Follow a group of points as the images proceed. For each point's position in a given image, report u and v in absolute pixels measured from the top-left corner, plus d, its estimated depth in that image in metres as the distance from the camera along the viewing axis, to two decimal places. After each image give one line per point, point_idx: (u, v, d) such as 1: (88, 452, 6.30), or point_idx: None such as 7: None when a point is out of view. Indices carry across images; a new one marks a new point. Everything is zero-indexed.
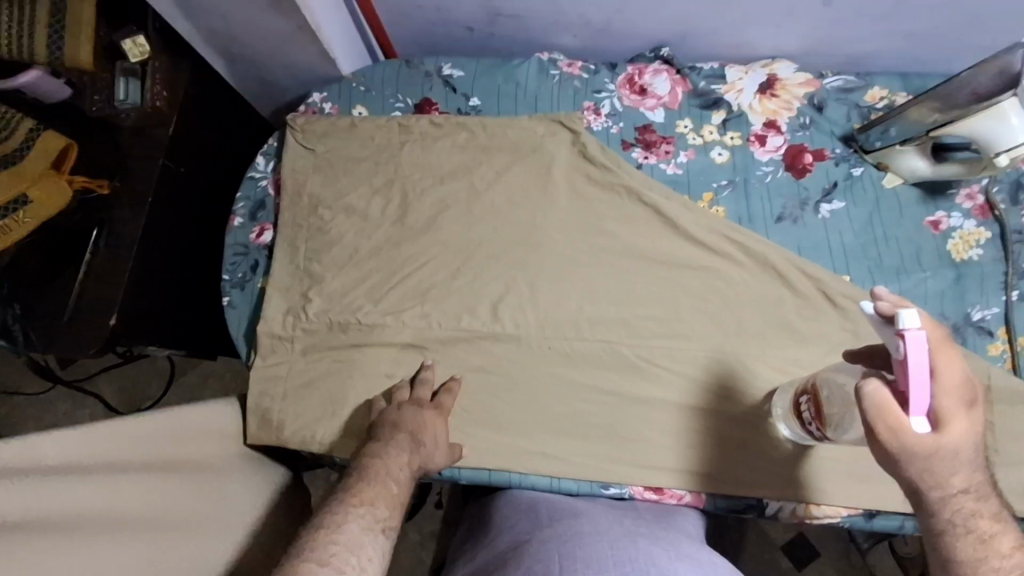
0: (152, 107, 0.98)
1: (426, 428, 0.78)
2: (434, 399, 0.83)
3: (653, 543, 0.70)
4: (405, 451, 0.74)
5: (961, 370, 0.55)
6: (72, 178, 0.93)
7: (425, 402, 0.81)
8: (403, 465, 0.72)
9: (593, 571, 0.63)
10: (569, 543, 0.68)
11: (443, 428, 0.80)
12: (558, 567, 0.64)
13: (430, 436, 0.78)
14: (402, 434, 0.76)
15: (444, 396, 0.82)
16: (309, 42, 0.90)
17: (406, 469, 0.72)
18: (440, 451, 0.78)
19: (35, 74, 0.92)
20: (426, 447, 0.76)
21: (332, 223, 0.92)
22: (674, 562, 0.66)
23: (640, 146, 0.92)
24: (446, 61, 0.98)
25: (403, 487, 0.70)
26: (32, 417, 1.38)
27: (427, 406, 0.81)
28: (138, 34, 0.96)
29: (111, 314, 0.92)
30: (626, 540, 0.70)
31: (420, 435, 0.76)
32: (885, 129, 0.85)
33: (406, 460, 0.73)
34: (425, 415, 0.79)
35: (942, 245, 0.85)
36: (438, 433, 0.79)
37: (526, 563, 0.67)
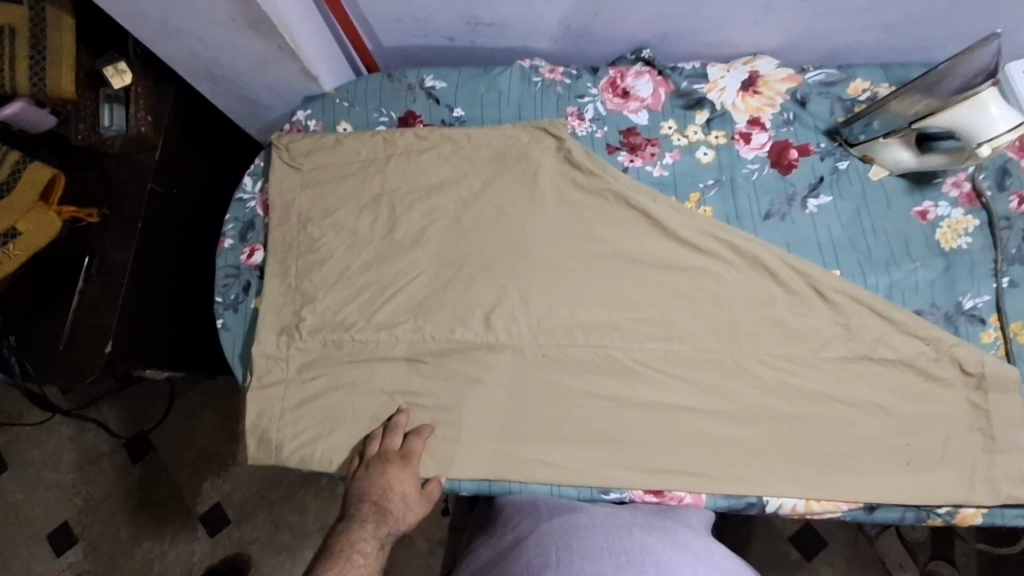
0: (137, 133, 0.97)
1: (391, 489, 0.80)
2: (404, 445, 0.82)
3: (648, 531, 0.72)
4: (370, 522, 0.77)
5: None
6: (60, 208, 0.94)
7: (393, 451, 0.82)
8: (369, 538, 0.76)
9: (590, 562, 0.68)
10: (565, 536, 0.72)
11: (411, 481, 0.81)
12: (556, 560, 0.69)
13: (398, 496, 0.80)
14: (367, 504, 0.79)
15: (414, 441, 0.82)
16: (289, 61, 0.90)
17: (374, 539, 0.76)
18: (415, 505, 0.81)
19: (19, 106, 0.92)
20: (394, 510, 0.79)
21: (321, 240, 0.92)
22: (670, 550, 0.69)
23: (625, 149, 0.92)
24: (428, 73, 0.98)
25: (370, 558, 0.75)
26: (34, 445, 1.39)
27: (394, 458, 0.81)
28: (119, 61, 0.95)
29: (107, 342, 0.94)
30: (622, 532, 0.72)
31: (385, 500, 0.79)
32: (868, 122, 0.85)
33: (372, 532, 0.77)
34: (390, 471, 0.81)
35: (931, 235, 0.85)
36: (407, 489, 0.81)
37: (525, 559, 0.71)
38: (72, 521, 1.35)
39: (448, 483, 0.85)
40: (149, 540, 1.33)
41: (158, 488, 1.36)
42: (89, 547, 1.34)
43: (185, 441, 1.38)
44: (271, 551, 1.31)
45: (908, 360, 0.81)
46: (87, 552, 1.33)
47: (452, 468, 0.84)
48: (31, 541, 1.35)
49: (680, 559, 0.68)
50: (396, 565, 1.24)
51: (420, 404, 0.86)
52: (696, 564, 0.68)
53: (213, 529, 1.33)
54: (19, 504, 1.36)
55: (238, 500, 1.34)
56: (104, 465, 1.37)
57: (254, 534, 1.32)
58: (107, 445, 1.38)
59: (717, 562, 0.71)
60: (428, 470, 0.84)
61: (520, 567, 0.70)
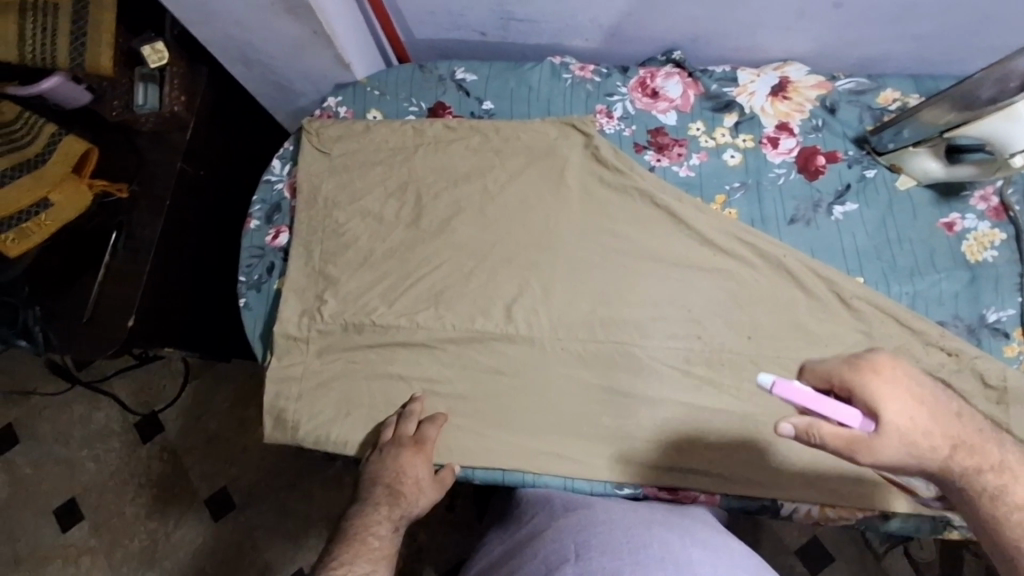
0: (170, 112, 0.99)
1: (404, 473, 0.79)
2: (417, 431, 0.82)
3: (668, 528, 0.72)
4: (383, 505, 0.76)
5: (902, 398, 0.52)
6: (92, 181, 0.96)
7: (406, 437, 0.81)
8: (381, 521, 0.74)
9: (608, 558, 0.67)
10: (583, 532, 0.71)
11: (424, 467, 0.80)
12: (574, 556, 0.68)
13: (411, 480, 0.79)
14: (379, 488, 0.78)
15: (427, 427, 0.82)
16: (323, 47, 0.91)
17: (387, 522, 0.74)
18: (427, 491, 0.79)
19: (57, 80, 0.92)
20: (406, 493, 0.77)
21: (347, 225, 0.93)
22: (689, 548, 0.68)
23: (652, 149, 0.92)
24: (459, 66, 0.99)
25: (384, 541, 0.72)
26: (48, 419, 1.41)
27: (408, 443, 0.81)
28: (157, 40, 0.96)
29: (130, 316, 0.95)
30: (641, 528, 0.71)
31: (397, 484, 0.78)
32: (897, 131, 0.85)
33: (386, 515, 0.75)
34: (404, 456, 0.80)
35: (956, 246, 0.85)
36: (419, 474, 0.79)
37: (543, 553, 0.70)
38: (79, 498, 1.36)
39: (462, 471, 0.85)
40: (155, 521, 1.34)
41: (166, 470, 1.37)
42: (96, 525, 1.34)
43: (196, 424, 1.39)
44: (277, 537, 1.31)
45: (930, 371, 0.80)
46: (94, 528, 1.34)
47: (467, 457, 0.84)
48: (38, 516, 1.36)
49: (700, 557, 0.67)
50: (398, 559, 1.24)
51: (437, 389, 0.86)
52: (715, 560, 0.67)
53: (219, 512, 1.34)
54: (28, 479, 1.37)
55: (245, 484, 1.35)
56: (114, 444, 1.39)
57: (259, 520, 1.33)
58: (118, 424, 1.40)
59: (737, 560, 0.69)
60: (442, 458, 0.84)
61: (538, 562, 0.69)
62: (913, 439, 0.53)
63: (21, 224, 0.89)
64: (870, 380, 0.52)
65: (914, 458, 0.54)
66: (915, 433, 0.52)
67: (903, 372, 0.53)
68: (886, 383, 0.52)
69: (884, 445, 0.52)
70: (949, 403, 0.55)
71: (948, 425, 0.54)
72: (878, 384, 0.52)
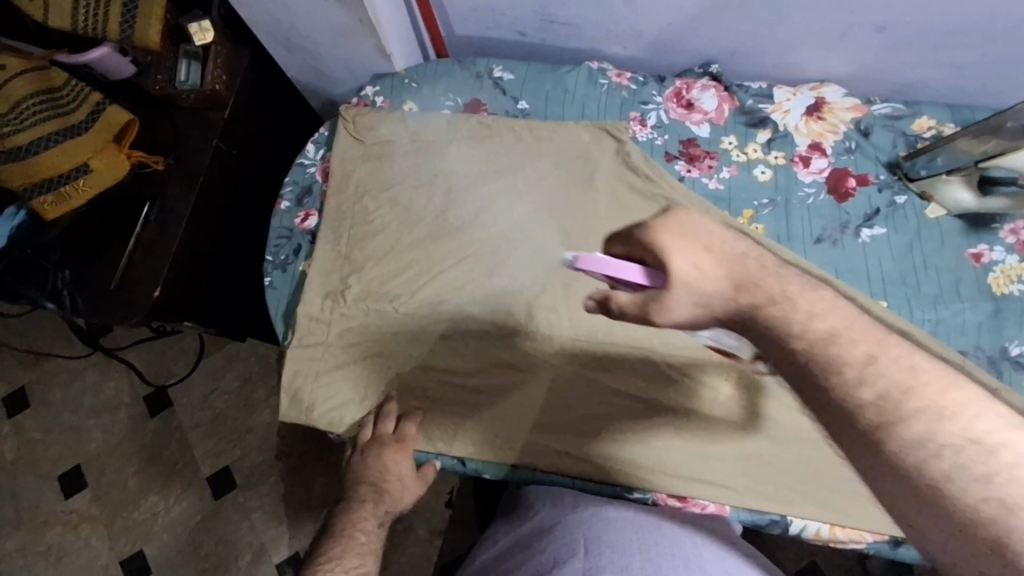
0: (211, 90, 1.00)
1: (388, 470, 0.82)
2: (397, 430, 0.85)
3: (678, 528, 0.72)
4: (369, 502, 0.78)
5: (684, 244, 0.43)
6: (131, 152, 0.97)
7: (387, 436, 0.84)
8: (368, 516, 0.76)
9: (618, 553, 0.67)
10: (594, 527, 0.71)
11: (407, 463, 0.83)
12: (583, 551, 0.68)
13: (395, 476, 0.82)
14: (364, 485, 0.80)
15: (407, 425, 0.85)
16: (366, 36, 0.92)
17: (373, 518, 0.76)
18: (411, 487, 0.83)
19: (106, 50, 0.95)
20: (391, 490, 0.81)
21: (376, 213, 0.94)
22: (700, 549, 0.69)
23: (683, 159, 0.93)
24: (497, 64, 1.00)
25: (372, 535, 0.74)
26: (60, 385, 1.42)
27: (389, 441, 0.84)
28: (205, 19, 0.98)
29: (157, 286, 0.96)
30: (653, 526, 0.72)
31: (382, 481, 0.81)
32: (932, 158, 0.86)
33: (371, 510, 0.77)
34: (386, 454, 0.83)
35: (983, 278, 0.85)
36: (403, 471, 0.83)
37: (552, 546, 0.71)
38: (84, 467, 1.38)
39: (472, 464, 0.86)
40: (156, 494, 1.35)
41: (171, 445, 1.38)
42: (99, 495, 1.36)
43: (204, 401, 1.40)
44: (276, 518, 1.32)
45: None
46: (96, 497, 1.36)
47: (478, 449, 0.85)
48: (43, 480, 1.37)
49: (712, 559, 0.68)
50: (394, 551, 1.24)
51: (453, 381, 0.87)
52: (726, 563, 0.68)
53: (219, 490, 1.35)
54: (36, 443, 1.39)
55: (248, 464, 1.35)
56: (122, 415, 1.40)
57: (260, 501, 1.33)
58: (128, 396, 1.41)
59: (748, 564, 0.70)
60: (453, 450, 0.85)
61: (547, 555, 0.70)
62: (700, 292, 0.43)
63: (61, 187, 0.93)
64: (658, 236, 0.44)
65: (709, 315, 0.44)
66: (702, 285, 0.43)
67: (694, 226, 0.44)
68: (673, 235, 0.44)
69: (674, 303, 0.44)
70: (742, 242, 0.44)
71: (741, 262, 0.43)
72: (668, 239, 0.44)
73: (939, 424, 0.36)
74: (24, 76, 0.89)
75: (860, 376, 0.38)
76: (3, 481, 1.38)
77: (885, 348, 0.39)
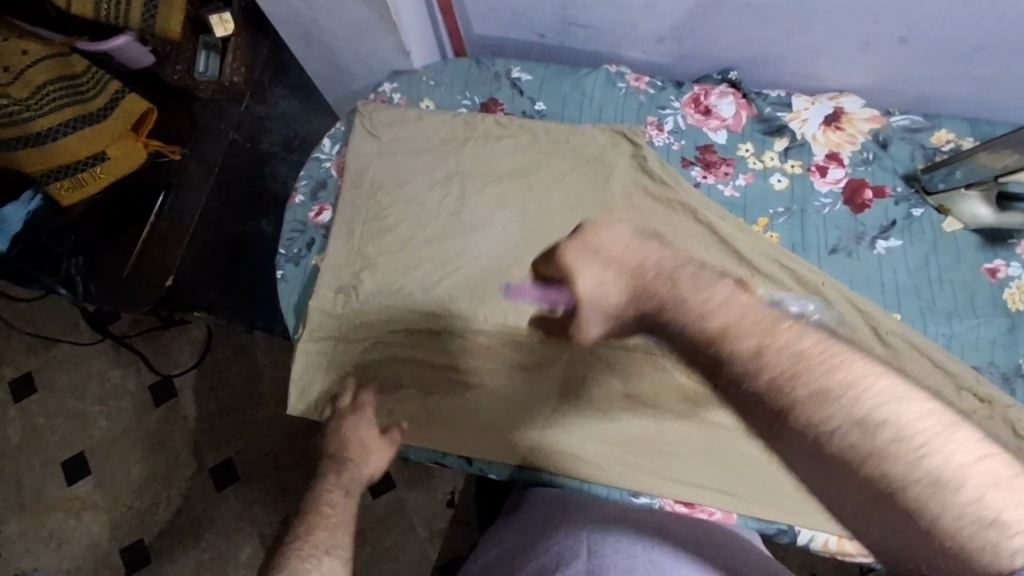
0: (229, 82, 1.03)
1: (349, 438, 0.78)
2: (356, 399, 0.84)
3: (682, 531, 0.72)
4: (332, 474, 0.74)
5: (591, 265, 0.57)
6: (148, 140, 1.00)
7: (346, 407, 0.83)
8: (333, 487, 0.72)
9: (622, 555, 0.66)
10: (597, 530, 0.71)
11: (367, 429, 0.80)
12: (586, 553, 0.67)
13: (357, 444, 0.78)
14: (327, 460, 0.77)
15: (364, 394, 0.84)
16: (386, 33, 0.92)
17: (339, 489, 0.72)
18: (377, 454, 0.79)
19: (125, 40, 0.94)
20: (354, 457, 0.76)
21: (390, 209, 0.94)
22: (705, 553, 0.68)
23: (699, 165, 0.92)
24: (516, 64, 1.00)
25: (341, 506, 0.70)
26: (67, 371, 1.42)
27: (348, 412, 0.82)
28: (224, 11, 0.97)
29: (168, 276, 1.01)
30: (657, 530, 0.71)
31: (343, 450, 0.77)
32: (950, 171, 0.85)
33: (336, 482, 0.73)
34: (345, 424, 0.80)
35: (998, 293, 0.84)
36: (365, 437, 0.79)
37: (555, 547, 0.70)
38: (87, 454, 1.38)
39: (479, 463, 0.86)
40: (159, 483, 1.35)
41: (175, 434, 1.38)
42: (101, 482, 1.36)
43: (210, 391, 1.40)
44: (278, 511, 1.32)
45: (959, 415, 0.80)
46: (99, 484, 1.36)
47: (485, 449, 0.85)
48: (47, 466, 1.38)
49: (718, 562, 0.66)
50: (395, 548, 1.24)
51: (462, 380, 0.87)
52: (732, 561, 0.67)
53: (223, 481, 1.35)
54: (41, 428, 1.40)
55: (251, 457, 1.36)
56: (127, 403, 1.40)
57: (262, 493, 1.33)
58: (134, 384, 1.41)
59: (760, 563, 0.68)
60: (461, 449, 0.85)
61: (550, 556, 0.69)
62: (603, 303, 0.57)
63: (77, 174, 0.93)
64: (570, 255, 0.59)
65: (615, 321, 0.58)
66: (604, 298, 0.57)
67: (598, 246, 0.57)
68: (581, 256, 0.58)
69: (586, 317, 0.59)
70: (647, 255, 0.55)
71: (639, 268, 0.55)
72: (575, 259, 0.58)
73: (829, 403, 0.42)
74: (43, 62, 0.89)
75: (757, 366, 0.45)
76: (8, 465, 1.38)
77: (773, 337, 0.45)
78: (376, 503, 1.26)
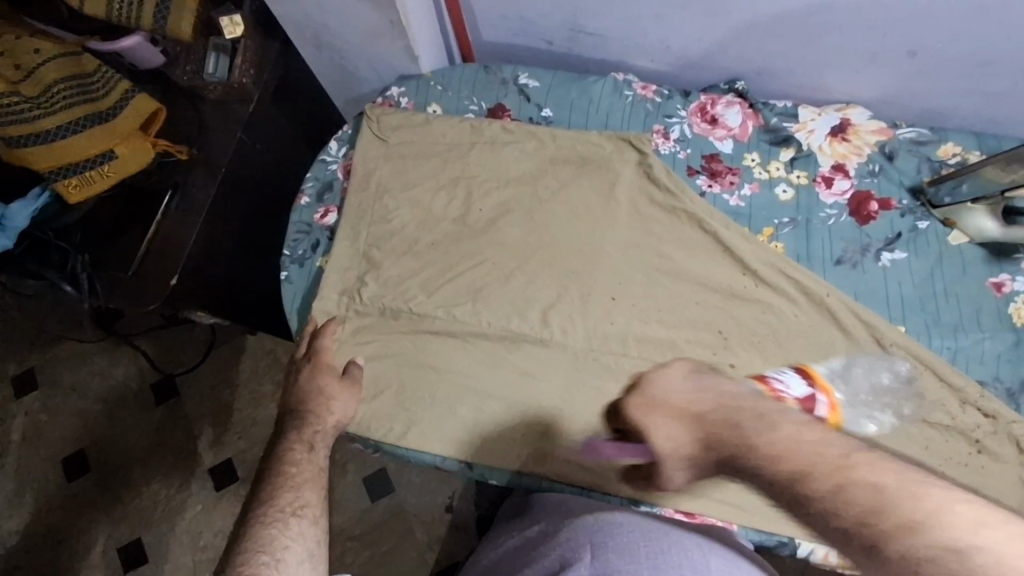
0: (240, 83, 1.01)
1: (312, 388, 0.79)
2: (314, 344, 0.84)
3: (683, 533, 0.71)
4: (295, 427, 0.74)
5: (669, 425, 0.54)
6: (157, 141, 0.97)
7: (304, 358, 0.83)
8: (297, 441, 0.73)
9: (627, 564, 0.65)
10: (601, 531, 0.70)
11: (329, 375, 0.81)
12: (591, 556, 0.67)
13: (319, 392, 0.79)
14: (291, 415, 0.77)
15: (323, 338, 0.84)
16: (396, 38, 0.93)
17: (303, 442, 0.73)
18: (341, 399, 0.80)
19: (136, 40, 0.95)
20: (317, 406, 0.78)
21: (395, 212, 0.94)
22: (707, 556, 0.68)
23: (705, 174, 0.92)
24: (524, 71, 1.00)
25: (304, 461, 0.71)
26: (69, 367, 1.43)
27: (307, 361, 0.82)
28: (235, 13, 0.98)
29: (174, 276, 0.97)
30: (660, 530, 0.70)
31: (307, 403, 0.78)
32: (957, 184, 0.86)
33: (298, 434, 0.73)
34: (306, 373, 0.81)
35: (1003, 308, 0.84)
36: (328, 384, 0.80)
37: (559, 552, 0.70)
38: (87, 451, 1.38)
39: (479, 468, 0.85)
40: (159, 482, 1.35)
41: (176, 433, 1.38)
42: (100, 480, 1.36)
43: (212, 391, 1.40)
44: None
45: (962, 429, 0.80)
46: (99, 481, 1.36)
47: (485, 454, 0.84)
48: (48, 462, 1.38)
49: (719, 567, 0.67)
50: (394, 553, 1.23)
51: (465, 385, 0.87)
52: (732, 568, 0.68)
53: (222, 482, 1.35)
54: (43, 424, 1.40)
55: (250, 457, 1.35)
56: (129, 401, 1.40)
57: None
58: (136, 382, 1.41)
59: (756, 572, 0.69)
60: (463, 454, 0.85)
61: (552, 559, 0.69)
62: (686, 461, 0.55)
63: (84, 172, 0.92)
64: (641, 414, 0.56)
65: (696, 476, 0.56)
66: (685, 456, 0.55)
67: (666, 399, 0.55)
68: (647, 412, 0.55)
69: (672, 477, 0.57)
70: (721, 393, 0.55)
71: (702, 415, 0.54)
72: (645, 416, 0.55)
73: (919, 534, 0.40)
74: (58, 61, 0.90)
75: (835, 501, 0.43)
76: (8, 460, 1.38)
77: (847, 472, 0.44)
78: (376, 505, 1.26)
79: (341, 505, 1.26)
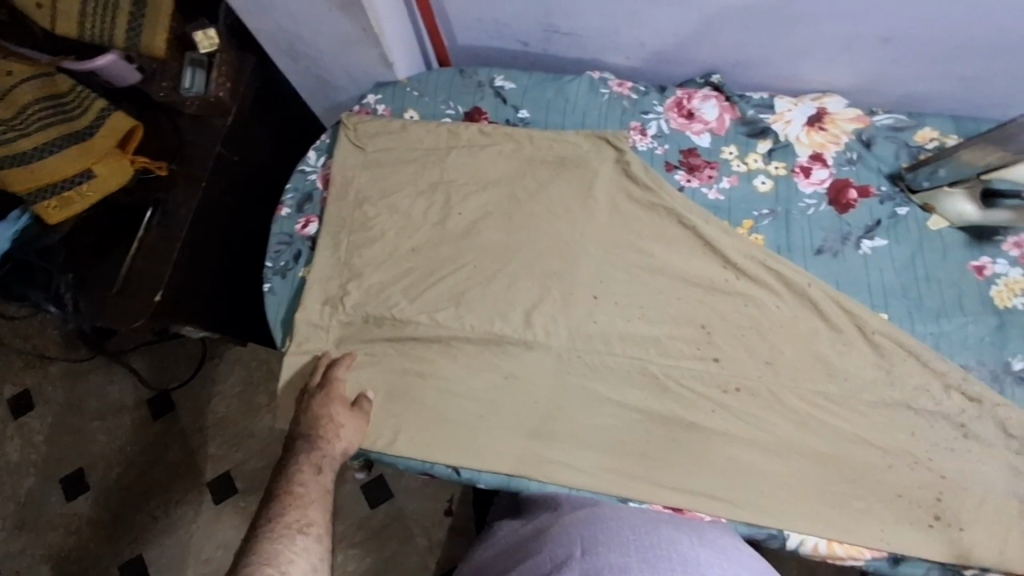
0: (216, 98, 1.01)
1: (322, 416, 0.82)
2: (328, 373, 0.86)
3: (674, 527, 0.76)
4: (303, 453, 0.79)
5: None
6: (135, 157, 0.98)
7: (317, 386, 0.86)
8: (305, 467, 0.78)
9: (615, 553, 0.70)
10: (591, 527, 0.75)
11: (339, 405, 0.83)
12: (581, 552, 0.72)
13: (328, 420, 0.82)
14: (300, 440, 0.81)
15: (337, 368, 0.86)
16: (370, 45, 0.93)
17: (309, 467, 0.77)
18: (348, 427, 0.83)
19: (111, 58, 0.94)
20: (326, 434, 0.81)
21: (376, 219, 0.94)
22: (695, 547, 0.72)
23: (683, 169, 0.92)
24: (499, 73, 1.00)
25: (312, 486, 0.76)
26: (64, 387, 1.43)
27: (318, 390, 0.85)
28: (210, 27, 0.98)
29: (158, 290, 0.97)
30: (650, 525, 0.75)
31: (316, 429, 0.81)
32: (934, 170, 0.85)
33: (306, 461, 0.78)
34: (316, 400, 0.84)
35: (985, 291, 0.84)
36: (336, 413, 0.83)
37: (550, 550, 0.74)
38: (84, 470, 1.38)
39: (468, 472, 0.85)
40: (158, 498, 1.35)
41: (172, 448, 1.38)
42: (99, 498, 1.36)
43: (206, 405, 1.40)
44: None
45: (949, 414, 0.79)
46: (97, 499, 1.36)
47: (473, 458, 0.84)
48: (46, 483, 1.38)
49: (706, 558, 0.70)
50: (393, 559, 1.23)
51: (450, 390, 0.87)
52: (721, 560, 0.71)
53: (221, 495, 1.35)
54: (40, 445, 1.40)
55: (248, 470, 1.35)
56: (125, 418, 1.41)
57: None
58: (131, 399, 1.42)
59: (744, 559, 0.73)
60: (450, 458, 0.85)
61: (544, 557, 0.74)
62: None
63: (63, 193, 0.93)
64: None
65: None
66: None
67: None
68: None
69: None
70: None
71: None
72: None
73: None
74: (31, 82, 0.90)
75: None
76: (7, 482, 1.38)
77: None
78: (375, 512, 1.26)
79: (340, 514, 1.26)
